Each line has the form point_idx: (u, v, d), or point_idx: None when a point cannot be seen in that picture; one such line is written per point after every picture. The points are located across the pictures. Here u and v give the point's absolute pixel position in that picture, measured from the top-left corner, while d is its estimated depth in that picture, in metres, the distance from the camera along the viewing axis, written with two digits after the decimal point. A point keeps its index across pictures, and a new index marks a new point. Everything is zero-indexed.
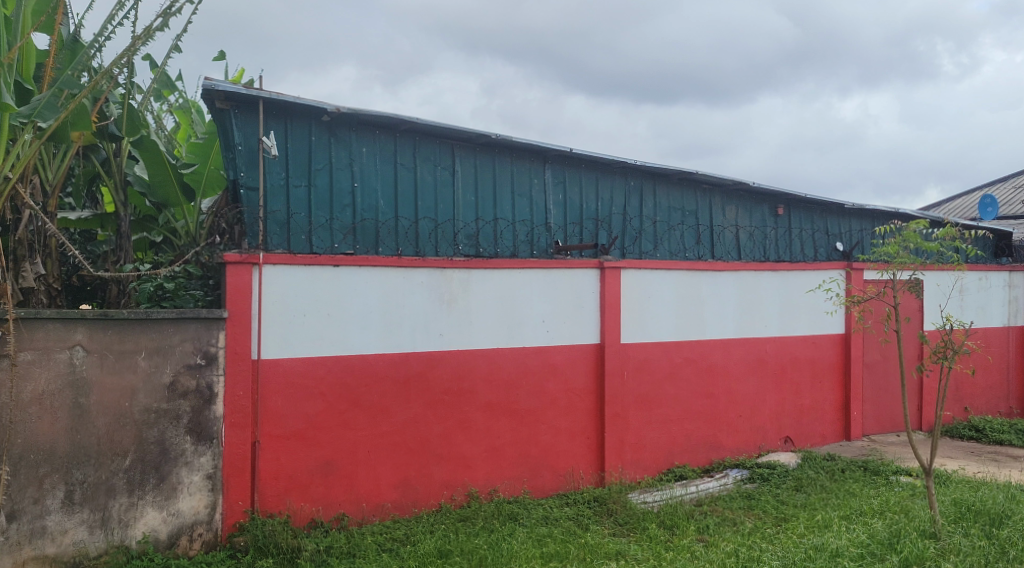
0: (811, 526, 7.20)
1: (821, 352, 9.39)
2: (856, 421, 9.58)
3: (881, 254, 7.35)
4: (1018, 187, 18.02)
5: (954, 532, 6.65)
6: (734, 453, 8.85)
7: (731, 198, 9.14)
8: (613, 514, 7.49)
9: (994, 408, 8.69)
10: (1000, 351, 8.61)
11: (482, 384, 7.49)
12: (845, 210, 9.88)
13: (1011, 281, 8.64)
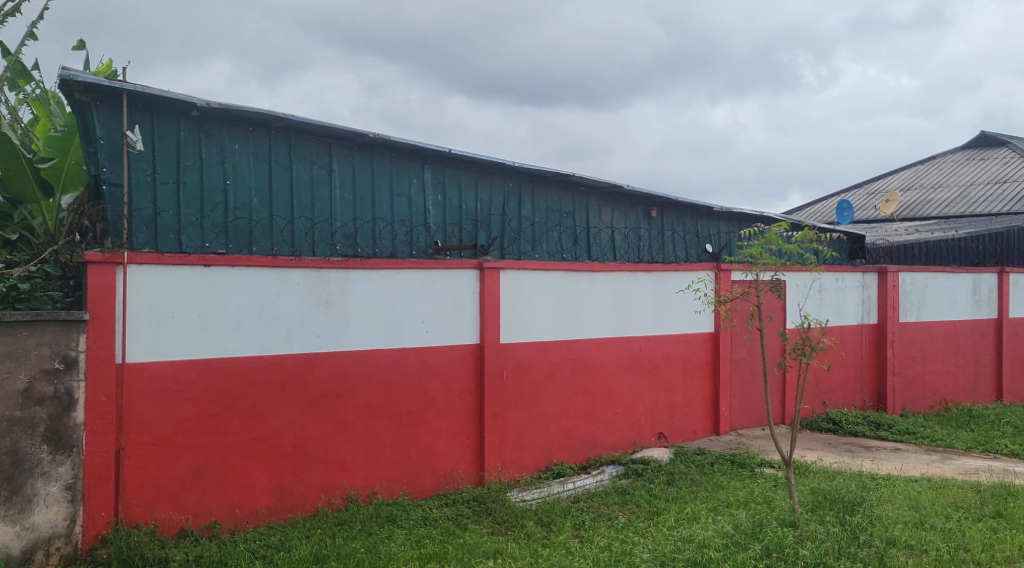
0: (681, 518, 7.45)
1: (692, 350, 9.72)
2: (724, 416, 9.96)
3: (746, 255, 7.67)
4: (873, 193, 19.14)
5: (811, 520, 6.98)
6: (611, 449, 9.06)
7: (607, 200, 9.34)
8: (491, 513, 7.53)
9: (851, 402, 9.17)
10: (854, 348, 9.09)
11: (362, 385, 7.41)
12: (714, 213, 10.24)
13: (865, 281, 9.16)
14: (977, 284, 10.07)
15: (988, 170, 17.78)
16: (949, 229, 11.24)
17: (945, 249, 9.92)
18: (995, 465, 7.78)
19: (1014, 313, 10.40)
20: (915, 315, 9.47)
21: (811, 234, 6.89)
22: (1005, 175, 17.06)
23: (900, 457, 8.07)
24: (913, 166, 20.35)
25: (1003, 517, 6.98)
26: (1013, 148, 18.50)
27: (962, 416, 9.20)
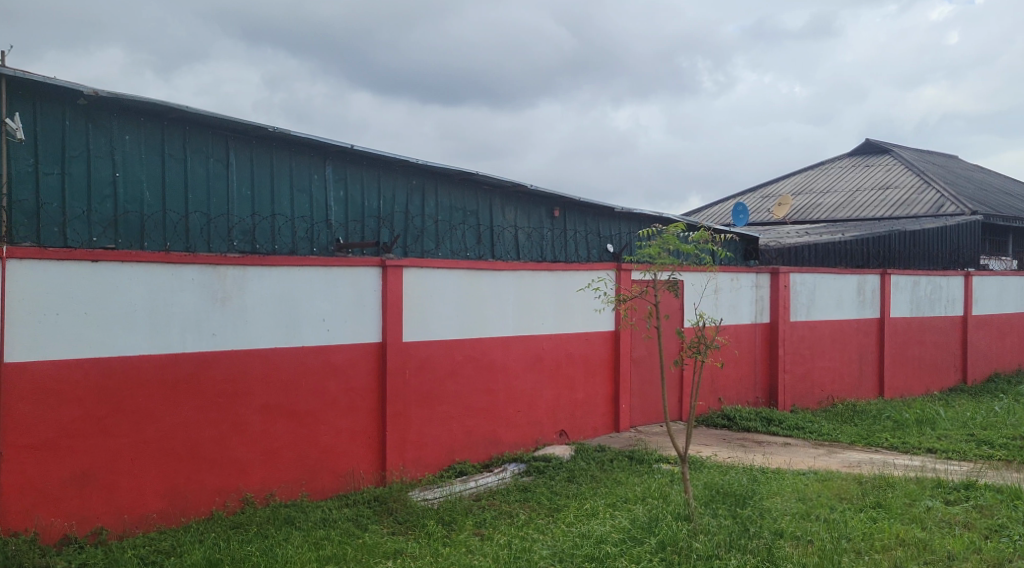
0: (580, 515, 7.53)
1: (593, 348, 9.86)
2: (624, 413, 10.14)
3: (644, 256, 7.80)
4: (766, 196, 19.84)
5: (705, 513, 7.15)
6: (513, 447, 9.10)
7: (511, 199, 9.38)
8: (392, 513, 7.46)
9: (744, 398, 9.46)
10: (748, 346, 9.38)
11: (259, 385, 7.23)
12: (615, 213, 10.41)
13: (758, 282, 9.47)
14: (862, 285, 10.53)
15: (871, 177, 18.66)
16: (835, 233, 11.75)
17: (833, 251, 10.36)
18: (876, 458, 8.15)
19: (895, 313, 10.93)
20: (804, 315, 9.84)
21: (706, 235, 7.07)
22: (887, 182, 17.94)
23: (789, 451, 8.36)
24: (803, 172, 21.19)
25: (882, 507, 7.29)
26: (895, 156, 19.48)
27: (847, 411, 9.60)
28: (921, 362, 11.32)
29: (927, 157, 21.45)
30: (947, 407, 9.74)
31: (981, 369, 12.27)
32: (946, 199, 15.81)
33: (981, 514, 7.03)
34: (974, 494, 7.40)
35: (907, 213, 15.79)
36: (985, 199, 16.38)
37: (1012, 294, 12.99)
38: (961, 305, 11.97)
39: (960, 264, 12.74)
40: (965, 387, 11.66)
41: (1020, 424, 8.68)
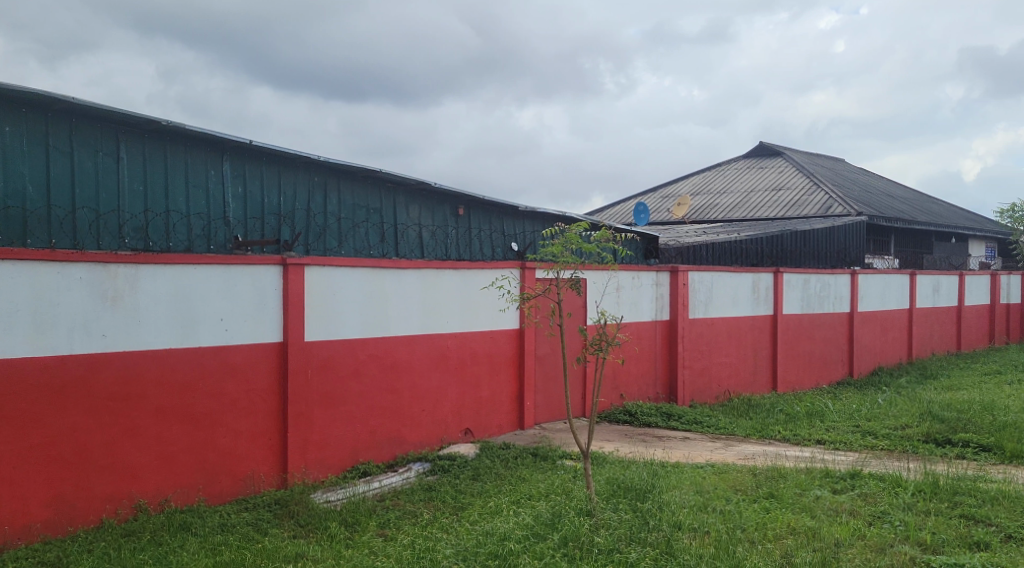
0: (484, 513, 7.54)
1: (498, 346, 9.90)
2: (528, 410, 10.22)
3: (546, 254, 7.83)
4: (665, 196, 20.34)
5: (606, 508, 7.24)
6: (418, 446, 9.05)
7: (415, 197, 9.33)
8: (294, 516, 7.31)
9: (645, 394, 9.65)
10: (649, 343, 9.59)
11: (153, 387, 6.98)
12: (518, 212, 10.46)
13: (658, 280, 9.68)
14: (756, 283, 10.88)
15: (765, 178, 19.34)
16: (730, 233, 12.13)
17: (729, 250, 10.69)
18: (770, 450, 8.43)
19: (787, 309, 11.35)
20: (702, 312, 10.11)
21: (608, 234, 7.16)
22: (780, 183, 18.62)
23: (688, 445, 8.57)
24: (700, 173, 21.79)
25: (775, 497, 7.54)
26: (787, 159, 20.25)
27: (742, 405, 9.91)
28: (812, 357, 11.78)
29: (815, 160, 22.37)
30: (835, 399, 10.17)
31: (866, 363, 12.86)
32: (833, 200, 16.52)
33: (866, 502, 7.33)
34: (859, 482, 7.73)
35: (798, 213, 16.42)
36: (870, 201, 17.22)
37: (894, 291, 13.67)
38: (848, 301, 12.51)
39: (846, 259, 13.33)
40: (852, 380, 12.19)
41: (901, 414, 9.13)
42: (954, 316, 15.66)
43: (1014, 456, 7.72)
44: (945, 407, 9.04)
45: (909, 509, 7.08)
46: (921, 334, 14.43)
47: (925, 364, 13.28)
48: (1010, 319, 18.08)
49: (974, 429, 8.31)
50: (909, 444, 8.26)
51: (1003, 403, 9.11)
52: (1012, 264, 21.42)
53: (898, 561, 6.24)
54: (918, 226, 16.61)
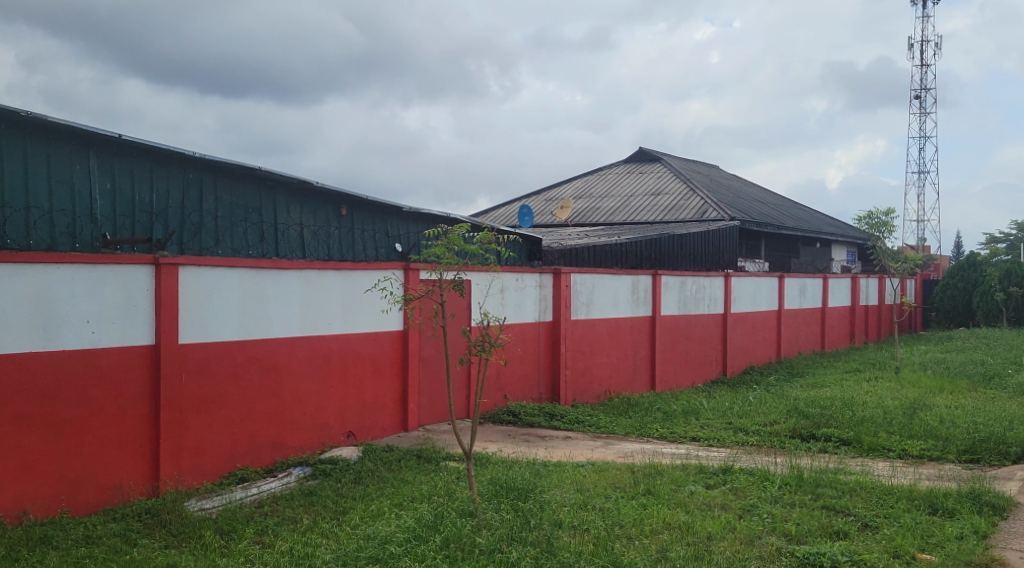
0: (365, 516, 7.43)
1: (381, 347, 9.81)
2: (412, 412, 10.16)
3: (428, 254, 7.66)
4: (548, 200, 20.62)
5: (487, 508, 7.22)
6: (298, 450, 8.86)
7: (296, 196, 9.15)
8: (166, 525, 7.02)
9: (529, 395, 9.75)
10: (532, 344, 9.70)
11: (10, 394, 6.61)
12: (403, 212, 10.40)
13: (541, 282, 9.82)
14: (636, 285, 11.17)
15: (645, 183, 19.86)
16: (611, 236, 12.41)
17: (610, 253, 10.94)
18: (647, 448, 8.65)
19: (665, 311, 11.69)
20: (584, 313, 10.30)
21: (490, 235, 7.12)
22: (659, 188, 19.17)
23: (569, 444, 8.70)
24: (582, 178, 22.19)
25: (652, 494, 7.73)
26: (666, 165, 20.88)
27: (622, 404, 10.15)
28: (689, 357, 12.17)
29: (692, 166, 23.12)
30: (709, 398, 10.54)
31: (739, 362, 13.39)
32: (708, 205, 17.15)
33: (737, 496, 7.59)
34: (731, 477, 8.01)
35: (675, 217, 16.94)
36: (744, 207, 17.99)
37: (765, 293, 14.30)
38: (722, 303, 13.00)
39: (711, 267, 14.04)
40: (726, 379, 12.68)
41: (769, 411, 9.54)
42: (819, 317, 16.51)
43: (872, 449, 8.18)
44: (810, 404, 9.51)
45: (776, 502, 7.37)
46: (789, 334, 15.15)
47: (793, 363, 13.95)
48: (870, 320, 19.20)
49: (835, 424, 8.77)
50: (777, 439, 8.63)
51: (862, 399, 9.65)
52: (869, 269, 22.76)
53: (765, 552, 6.40)
54: (785, 231, 17.49)
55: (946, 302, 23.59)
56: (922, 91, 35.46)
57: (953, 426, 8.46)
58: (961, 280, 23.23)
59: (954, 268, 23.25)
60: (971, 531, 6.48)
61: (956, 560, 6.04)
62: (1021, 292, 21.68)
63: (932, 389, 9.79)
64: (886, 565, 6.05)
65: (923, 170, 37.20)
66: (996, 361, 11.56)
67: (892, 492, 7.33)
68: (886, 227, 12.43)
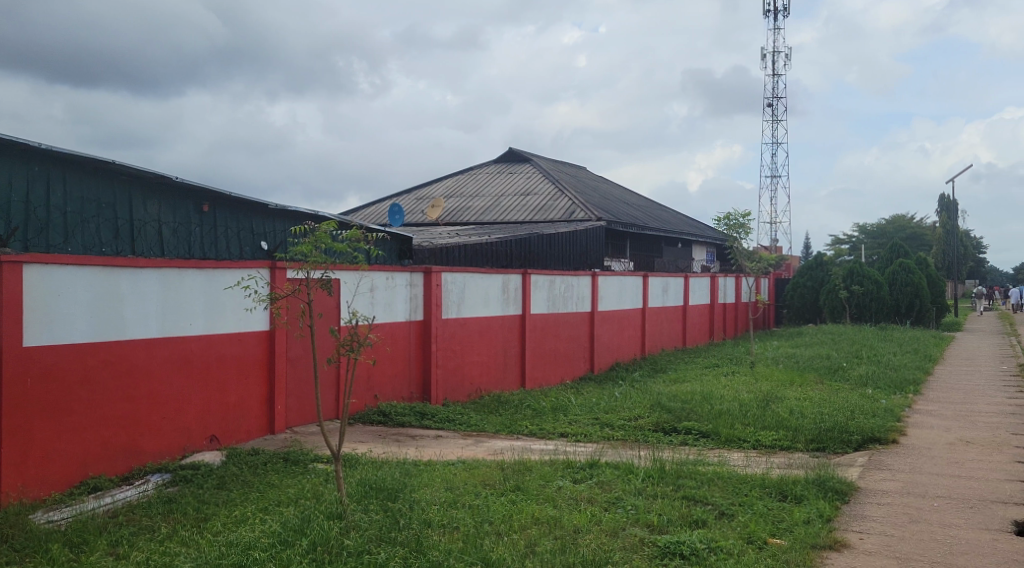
0: (228, 522, 7.12)
1: (246, 349, 9.54)
2: (279, 414, 9.93)
3: (295, 252, 7.15)
4: (418, 199, 20.57)
5: (356, 510, 7.09)
6: (157, 457, 8.49)
7: (153, 192, 8.78)
8: (8, 541, 6.59)
9: (400, 395, 9.69)
10: (402, 344, 9.66)
11: None
12: (268, 210, 10.15)
13: (412, 281, 9.83)
14: (506, 284, 11.30)
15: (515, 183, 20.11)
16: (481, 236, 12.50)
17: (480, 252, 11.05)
18: (517, 444, 8.74)
19: (534, 309, 11.86)
20: (454, 312, 10.33)
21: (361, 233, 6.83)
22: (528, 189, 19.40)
23: (440, 443, 8.68)
24: (455, 178, 22.20)
25: (520, 490, 7.72)
26: (535, 166, 21.23)
27: (492, 402, 10.24)
28: (558, 354, 12.40)
29: (561, 167, 23.53)
30: (577, 394, 10.79)
31: (607, 359, 13.76)
32: (577, 205, 17.56)
33: (602, 489, 7.71)
34: (597, 471, 8.15)
35: (544, 217, 17.20)
36: (612, 208, 18.55)
37: (630, 292, 14.74)
38: (590, 301, 13.31)
39: (578, 267, 14.38)
40: (594, 375, 13.00)
41: (634, 406, 9.84)
42: (682, 315, 17.17)
43: (729, 440, 8.54)
44: (671, 398, 9.87)
45: (639, 494, 7.53)
46: (654, 331, 15.68)
47: (658, 359, 14.45)
48: (729, 317, 20.14)
49: (695, 417, 9.14)
50: (640, 434, 8.90)
51: (719, 393, 10.09)
52: (727, 269, 23.83)
53: (629, 543, 6.47)
54: (649, 232, 18.17)
55: (797, 300, 25.05)
56: (773, 100, 37.79)
57: (801, 417, 8.97)
58: (810, 279, 24.87)
59: (803, 268, 24.70)
60: (817, 515, 6.77)
61: (803, 543, 6.27)
62: (861, 291, 23.05)
63: (783, 383, 10.34)
64: (740, 550, 6.25)
65: (774, 176, 39.54)
66: (841, 355, 12.33)
67: (747, 481, 7.63)
68: (742, 228, 13.03)
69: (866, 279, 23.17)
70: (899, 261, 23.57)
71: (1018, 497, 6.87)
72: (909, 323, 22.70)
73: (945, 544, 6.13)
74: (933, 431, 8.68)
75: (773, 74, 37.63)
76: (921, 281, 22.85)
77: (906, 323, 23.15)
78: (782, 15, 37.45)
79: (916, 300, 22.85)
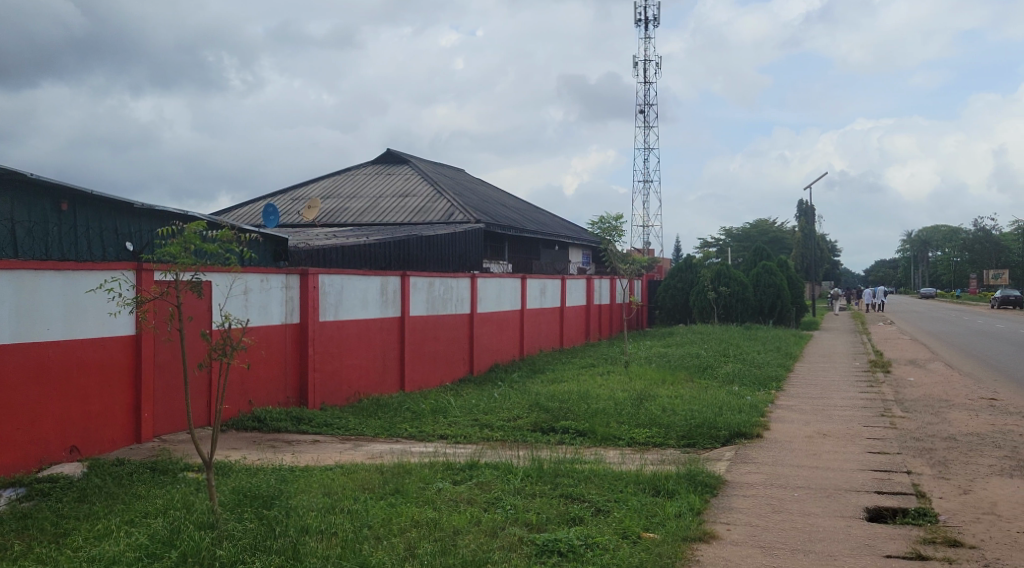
0: (89, 537, 6.71)
1: (109, 354, 9.08)
2: (145, 422, 9.51)
3: (161, 254, 6.63)
4: (295, 200, 20.15)
5: (229, 519, 6.73)
6: (11, 471, 7.95)
7: (6, 189, 8.23)
8: None
9: (275, 400, 9.46)
10: (277, 347, 9.43)
11: None
12: (133, 209, 9.71)
13: (287, 283, 9.60)
14: (385, 285, 11.21)
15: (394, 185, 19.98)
16: (359, 238, 12.38)
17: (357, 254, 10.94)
18: (397, 448, 8.64)
19: (414, 311, 11.80)
20: (332, 314, 10.17)
21: (233, 234, 6.44)
22: (406, 191, 19.31)
23: (317, 448, 8.48)
24: (331, 178, 21.84)
25: (400, 493, 7.46)
26: (414, 168, 21.18)
27: (370, 405, 10.14)
28: (437, 356, 12.37)
29: (439, 169, 23.54)
30: (457, 395, 10.83)
31: (486, 361, 13.84)
32: (455, 207, 17.61)
33: (481, 490, 7.59)
34: (477, 472, 8.08)
35: (424, 219, 17.16)
36: (492, 211, 18.72)
37: (509, 294, 14.88)
38: (470, 303, 13.35)
39: (457, 269, 14.43)
40: (473, 377, 13.05)
41: (512, 406, 9.96)
42: (559, 316, 17.48)
43: (604, 439, 8.74)
44: (549, 398, 10.05)
45: (518, 493, 7.48)
46: (532, 332, 15.87)
47: (536, 360, 14.65)
48: (604, 318, 20.66)
49: (572, 417, 9.33)
50: (519, 434, 9.00)
51: (595, 392, 10.34)
52: (602, 271, 24.39)
53: (508, 542, 6.46)
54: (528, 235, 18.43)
55: (668, 301, 25.78)
56: (644, 108, 39.15)
57: (673, 414, 9.30)
58: (680, 281, 25.61)
59: (674, 269, 25.48)
60: (688, 509, 7.02)
61: (675, 536, 6.49)
62: (728, 292, 24.15)
63: (655, 381, 10.69)
64: (616, 546, 6.40)
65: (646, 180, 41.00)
66: (709, 354, 12.85)
67: (622, 478, 7.79)
68: (616, 231, 13.40)
69: (732, 280, 24.38)
70: (763, 262, 24.98)
71: (870, 485, 7.33)
72: (772, 323, 24.13)
73: (804, 532, 6.48)
74: (794, 425, 9.17)
75: (647, 83, 39.02)
76: (783, 282, 24.40)
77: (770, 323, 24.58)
78: (652, 23, 38.82)
79: (778, 300, 24.38)
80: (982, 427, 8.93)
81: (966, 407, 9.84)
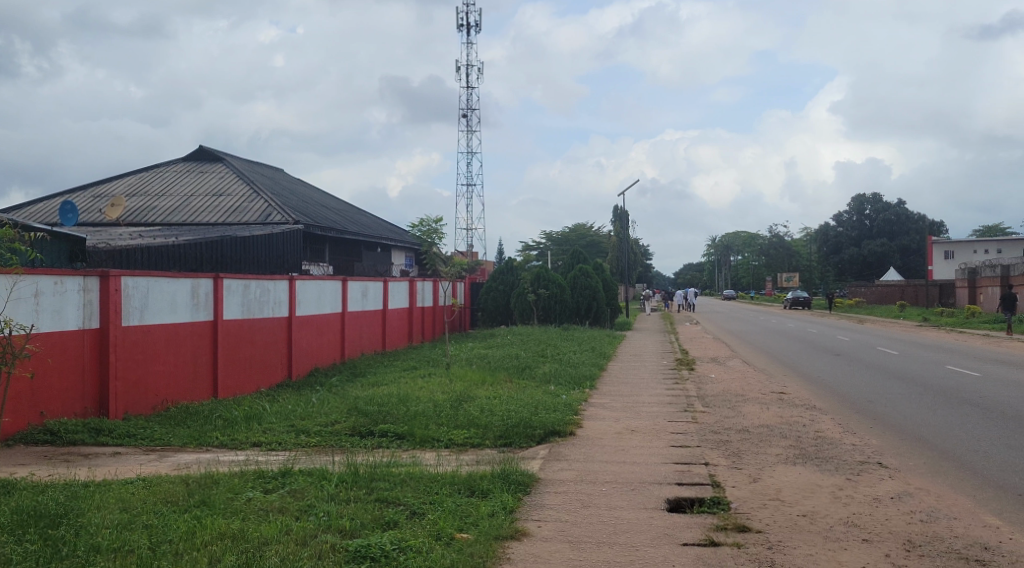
0: None
1: None
2: None
3: None
4: (96, 197, 18.93)
5: (7, 541, 6.19)
6: None
7: None
8: None
9: (71, 411, 8.83)
10: (74, 355, 8.82)
11: None
12: None
13: (85, 286, 8.99)
14: (195, 288, 10.72)
15: (207, 183, 19.19)
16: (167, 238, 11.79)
17: (165, 255, 10.42)
18: (205, 457, 8.28)
19: (227, 315, 11.37)
20: (136, 319, 9.62)
21: (13, 233, 5.87)
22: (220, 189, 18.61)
23: (117, 461, 7.99)
24: (139, 174, 20.70)
25: (206, 504, 7.15)
26: (228, 166, 20.41)
27: (179, 414, 9.69)
28: (253, 361, 11.97)
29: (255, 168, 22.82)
30: (273, 402, 10.50)
31: (305, 365, 13.52)
32: (273, 207, 17.15)
33: (294, 498, 7.39)
34: (289, 480, 7.86)
35: (243, 219, 16.59)
36: (314, 212, 18.40)
37: (329, 296, 14.61)
38: (288, 305, 13.00)
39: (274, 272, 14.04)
40: (291, 382, 12.71)
41: (330, 411, 9.79)
42: (381, 318, 17.35)
43: (423, 441, 8.75)
44: (368, 402, 9.95)
45: (332, 500, 7.33)
46: (353, 336, 15.67)
47: (358, 364, 14.48)
48: (427, 318, 20.67)
49: (390, 420, 9.28)
50: (335, 439, 8.85)
51: (415, 394, 10.34)
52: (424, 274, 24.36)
53: (318, 550, 6.28)
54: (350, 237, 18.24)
55: (489, 303, 25.68)
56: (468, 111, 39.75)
57: (490, 415, 9.45)
58: (500, 283, 25.67)
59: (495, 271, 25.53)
60: (501, 508, 7.12)
61: (487, 535, 6.56)
62: (547, 294, 24.77)
63: (474, 382, 10.82)
64: (429, 547, 6.38)
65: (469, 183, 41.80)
66: (528, 355, 13.17)
67: (437, 480, 7.81)
68: (437, 234, 13.48)
69: (551, 283, 25.09)
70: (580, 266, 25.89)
71: (670, 477, 7.73)
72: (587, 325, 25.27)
73: (610, 525, 6.74)
74: (604, 423, 9.53)
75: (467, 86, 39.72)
76: (597, 286, 25.30)
77: (585, 324, 25.64)
78: (471, 29, 39.58)
79: (593, 302, 25.63)
80: (772, 419, 9.63)
81: (759, 401, 10.58)
